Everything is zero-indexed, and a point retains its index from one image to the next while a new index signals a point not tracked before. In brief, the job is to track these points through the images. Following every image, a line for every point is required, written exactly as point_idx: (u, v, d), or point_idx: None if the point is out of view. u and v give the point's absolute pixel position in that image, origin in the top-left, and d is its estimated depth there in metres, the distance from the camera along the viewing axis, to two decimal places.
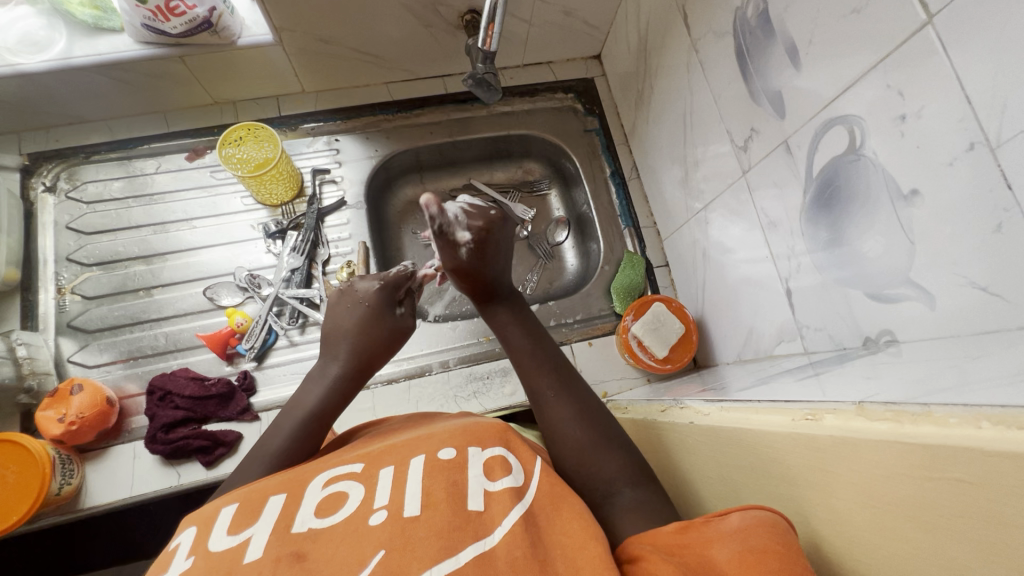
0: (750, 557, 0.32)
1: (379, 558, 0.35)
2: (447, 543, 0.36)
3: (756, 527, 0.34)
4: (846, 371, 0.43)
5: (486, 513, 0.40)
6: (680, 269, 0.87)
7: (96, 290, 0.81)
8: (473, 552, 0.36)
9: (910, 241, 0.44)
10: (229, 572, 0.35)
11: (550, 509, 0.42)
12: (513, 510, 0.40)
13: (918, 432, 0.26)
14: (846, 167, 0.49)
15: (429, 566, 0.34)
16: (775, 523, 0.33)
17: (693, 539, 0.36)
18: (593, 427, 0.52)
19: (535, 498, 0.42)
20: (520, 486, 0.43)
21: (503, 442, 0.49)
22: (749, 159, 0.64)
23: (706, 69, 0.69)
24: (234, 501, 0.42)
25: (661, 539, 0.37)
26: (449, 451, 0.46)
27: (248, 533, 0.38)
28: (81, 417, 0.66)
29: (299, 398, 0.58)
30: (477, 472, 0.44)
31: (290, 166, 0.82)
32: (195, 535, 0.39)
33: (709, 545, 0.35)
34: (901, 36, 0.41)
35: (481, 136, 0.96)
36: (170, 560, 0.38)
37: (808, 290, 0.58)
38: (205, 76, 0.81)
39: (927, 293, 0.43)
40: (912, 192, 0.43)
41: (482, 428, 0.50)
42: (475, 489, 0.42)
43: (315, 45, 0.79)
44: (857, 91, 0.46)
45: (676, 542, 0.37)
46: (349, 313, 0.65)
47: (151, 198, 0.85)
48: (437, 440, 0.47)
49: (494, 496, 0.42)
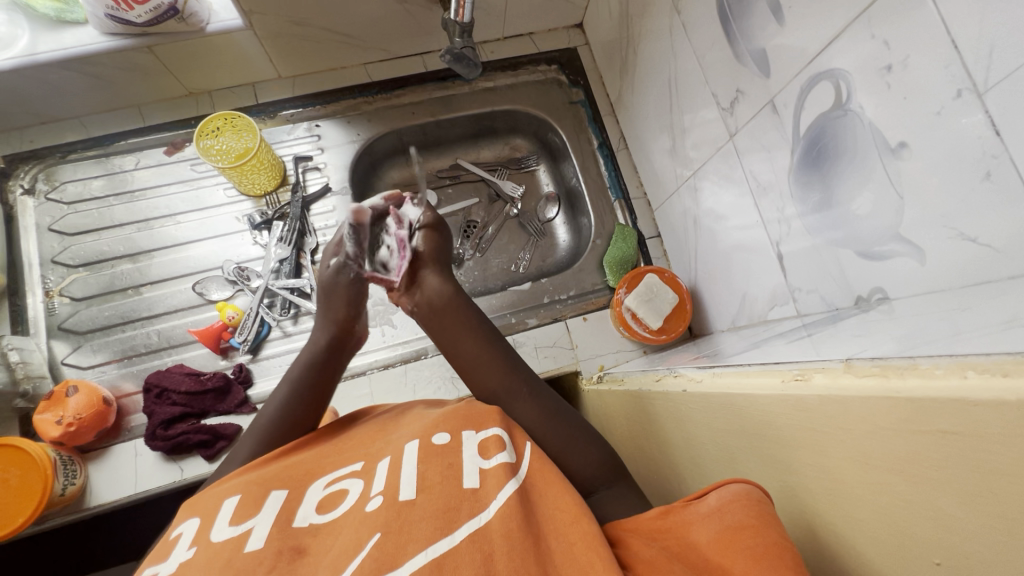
0: (727, 537, 0.34)
1: (375, 541, 0.35)
2: (441, 522, 0.37)
3: (731, 503, 0.35)
4: (839, 330, 0.42)
5: (481, 489, 0.40)
6: (673, 239, 0.86)
7: (84, 291, 0.80)
8: (467, 529, 0.36)
9: (899, 196, 0.43)
10: (230, 561, 0.35)
11: (541, 485, 0.42)
12: (507, 485, 0.41)
13: (905, 385, 0.25)
14: (832, 125, 0.48)
15: (425, 545, 0.35)
16: (750, 497, 0.35)
17: (674, 523, 0.39)
18: (564, 423, 0.55)
19: (529, 476, 0.43)
20: (514, 462, 0.44)
21: (503, 425, 0.49)
22: (736, 122, 0.62)
23: (689, 32, 0.67)
24: (234, 493, 0.42)
25: (644, 524, 0.40)
26: (443, 436, 0.46)
27: (249, 525, 0.38)
28: (78, 418, 0.66)
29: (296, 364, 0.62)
30: (472, 453, 0.44)
31: (272, 155, 0.80)
32: (198, 526, 0.39)
33: (689, 527, 0.37)
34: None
35: (465, 115, 0.94)
36: (174, 549, 0.38)
37: (799, 253, 0.57)
38: (176, 66, 0.78)
39: (916, 248, 0.42)
40: (900, 144, 0.42)
41: (477, 412, 0.51)
42: (470, 468, 0.43)
43: (287, 27, 0.77)
44: (842, 44, 0.45)
45: (657, 526, 0.39)
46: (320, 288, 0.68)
47: (132, 195, 0.83)
48: (430, 426, 0.48)
49: (490, 471, 0.42)
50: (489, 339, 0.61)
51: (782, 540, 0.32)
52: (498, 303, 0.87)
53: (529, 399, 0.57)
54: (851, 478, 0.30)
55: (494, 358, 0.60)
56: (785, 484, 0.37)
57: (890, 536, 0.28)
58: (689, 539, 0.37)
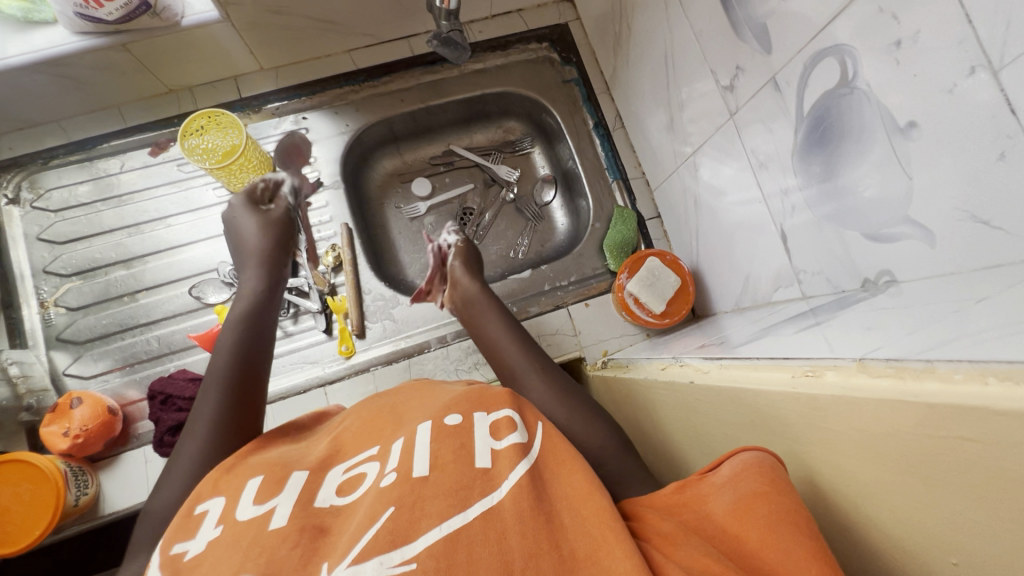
0: (743, 506, 0.35)
1: (389, 514, 0.36)
2: (455, 500, 0.37)
3: (743, 472, 0.36)
4: (850, 316, 0.42)
5: (493, 469, 0.41)
6: (673, 219, 0.84)
7: (79, 300, 0.78)
8: (479, 508, 0.37)
9: (908, 177, 0.42)
10: (255, 537, 0.36)
11: (553, 465, 0.43)
12: (519, 465, 0.41)
13: (923, 390, 0.25)
14: (838, 103, 0.46)
15: (439, 520, 0.36)
16: (763, 465, 0.36)
17: (691, 497, 0.39)
18: (569, 401, 0.57)
19: (540, 454, 0.44)
20: (525, 443, 0.44)
21: (514, 405, 0.50)
22: (736, 100, 0.60)
23: (686, 6, 0.65)
24: (258, 474, 0.43)
25: (661, 500, 0.40)
26: (455, 417, 0.47)
27: (272, 504, 0.40)
28: (85, 429, 0.67)
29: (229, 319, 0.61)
30: (483, 434, 0.45)
31: (260, 152, 0.79)
32: (223, 503, 0.41)
33: (707, 499, 0.38)
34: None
35: (456, 99, 0.91)
36: (199, 524, 0.39)
37: (803, 233, 0.56)
38: (153, 63, 0.75)
39: (926, 230, 0.41)
40: (909, 124, 0.40)
41: (489, 395, 0.51)
42: (482, 449, 0.43)
43: (265, 17, 0.74)
44: (849, 17, 0.43)
45: (675, 501, 0.40)
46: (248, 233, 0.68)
47: (120, 200, 0.81)
48: (444, 407, 0.48)
49: (501, 453, 0.43)
50: (516, 332, 0.66)
51: (796, 507, 0.33)
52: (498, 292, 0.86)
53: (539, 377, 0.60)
54: (864, 474, 0.30)
55: (514, 345, 0.64)
56: (800, 476, 0.37)
57: (904, 525, 0.28)
58: (706, 511, 0.37)
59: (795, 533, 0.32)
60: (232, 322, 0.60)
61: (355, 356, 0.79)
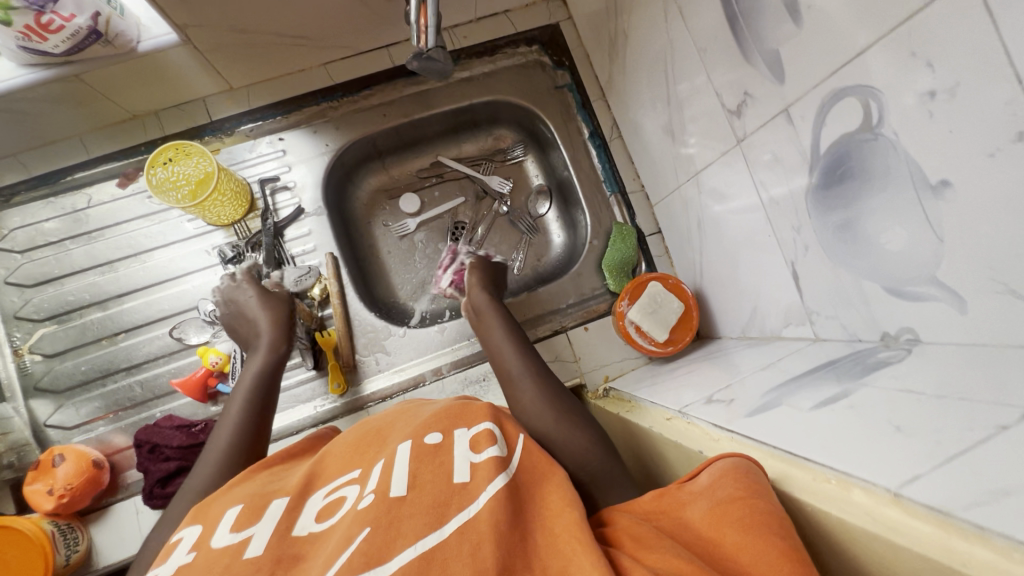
0: (719, 511, 0.36)
1: (364, 535, 0.37)
2: (431, 518, 0.39)
3: (719, 479, 0.38)
4: (875, 390, 0.38)
5: (471, 484, 0.42)
6: (675, 236, 0.80)
7: (55, 347, 0.74)
8: (455, 524, 0.38)
9: (938, 238, 0.38)
10: (230, 564, 0.37)
11: (531, 482, 0.44)
12: (496, 479, 0.42)
13: (974, 561, 0.24)
14: (859, 149, 0.42)
15: (414, 540, 0.37)
16: (739, 469, 0.37)
17: (669, 504, 0.41)
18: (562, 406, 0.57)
19: (517, 470, 0.45)
20: (504, 458, 0.45)
21: (492, 417, 0.51)
22: (744, 127, 0.55)
23: (688, 20, 0.60)
24: (238, 503, 0.44)
25: (640, 506, 0.42)
26: (435, 436, 0.47)
27: (250, 532, 0.40)
28: (70, 488, 0.64)
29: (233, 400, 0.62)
30: (463, 450, 0.46)
31: (233, 182, 0.74)
32: (199, 532, 0.41)
33: (684, 507, 0.40)
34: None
35: (442, 111, 0.86)
36: (174, 551, 0.40)
37: (816, 275, 0.52)
38: (112, 91, 0.70)
39: (956, 296, 0.38)
40: (941, 183, 0.36)
41: (469, 409, 0.52)
42: (461, 464, 0.44)
43: (228, 37, 0.68)
44: (873, 58, 0.38)
45: (653, 508, 0.41)
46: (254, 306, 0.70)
47: (90, 237, 0.76)
48: (423, 425, 0.49)
49: (480, 467, 0.44)
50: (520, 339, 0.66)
51: (770, 507, 0.34)
52: None
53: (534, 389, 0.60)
54: None
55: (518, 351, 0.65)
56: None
57: None
58: (683, 519, 0.39)
59: (769, 535, 0.32)
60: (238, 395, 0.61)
61: (348, 393, 0.76)
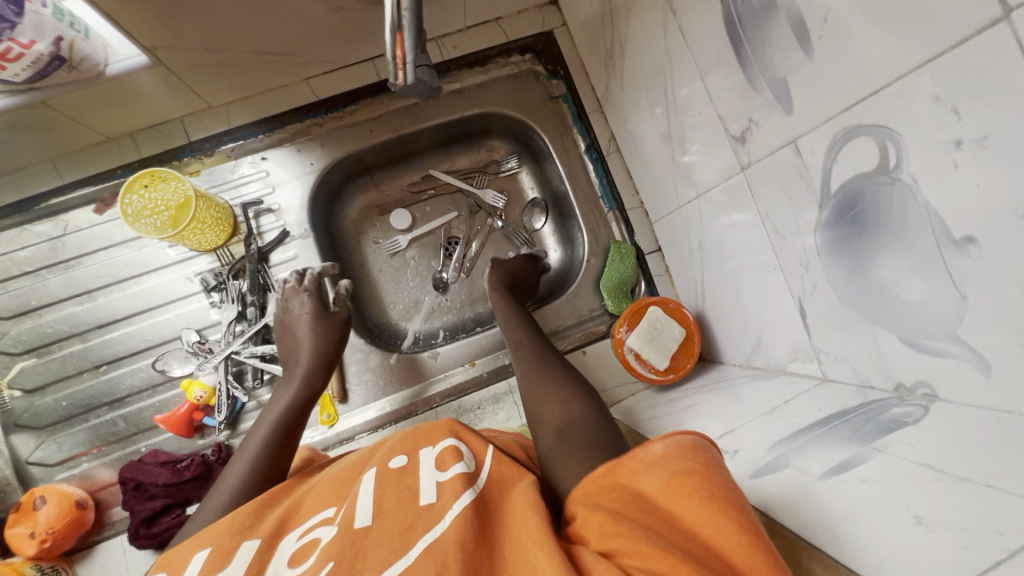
0: (676, 483, 0.37)
1: (328, 569, 0.37)
2: (397, 545, 0.39)
3: (675, 453, 0.39)
4: (890, 460, 0.35)
5: (437, 504, 0.42)
6: (675, 256, 0.77)
7: (34, 382, 0.72)
8: (422, 546, 0.38)
9: (960, 295, 0.35)
10: None
11: (497, 493, 0.45)
12: (462, 496, 0.42)
13: None
14: (874, 192, 0.39)
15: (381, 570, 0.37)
16: (692, 448, 0.39)
17: (620, 475, 0.40)
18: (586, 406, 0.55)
19: (486, 485, 0.45)
20: (470, 473, 0.46)
21: (453, 433, 0.51)
22: (748, 154, 0.52)
23: (688, 38, 0.56)
24: (205, 547, 0.43)
25: (592, 486, 0.41)
26: (399, 459, 0.48)
27: None
28: (51, 533, 0.62)
29: (265, 417, 0.60)
30: (429, 468, 0.46)
31: (213, 209, 0.70)
32: None
33: (636, 478, 0.39)
34: (975, 23, 0.29)
35: (432, 124, 0.83)
36: None
37: (825, 314, 0.49)
38: (83, 115, 0.66)
39: (980, 357, 0.35)
40: (965, 238, 0.33)
41: (432, 428, 0.52)
42: (427, 484, 0.44)
43: (204, 56, 0.65)
44: (890, 98, 0.35)
45: (604, 483, 0.40)
46: (301, 324, 0.68)
47: (67, 265, 0.74)
48: (387, 451, 0.50)
49: (446, 484, 0.44)
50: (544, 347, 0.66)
51: (724, 485, 0.36)
52: (487, 342, 0.79)
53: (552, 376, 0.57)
54: None
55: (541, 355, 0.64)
56: None
57: None
58: (638, 490, 0.38)
59: (723, 513, 0.34)
60: (269, 418, 0.59)
61: (339, 423, 0.74)
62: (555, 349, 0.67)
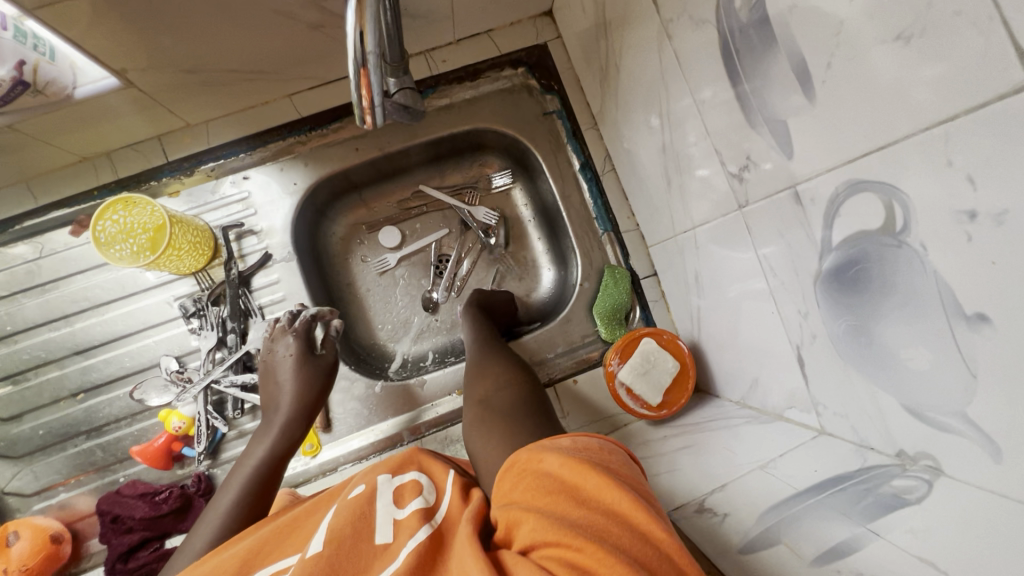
0: (577, 462, 0.38)
1: None
2: None
3: (582, 446, 0.40)
4: (888, 549, 0.35)
5: (393, 544, 0.40)
6: (671, 282, 0.74)
7: (10, 410, 0.71)
8: None
9: (970, 373, 0.32)
10: None
11: (456, 521, 0.43)
12: (419, 532, 0.40)
13: None
14: (879, 254, 0.35)
15: None
16: (600, 449, 0.41)
17: (523, 460, 0.41)
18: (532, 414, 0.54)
19: (446, 517, 0.43)
20: (429, 508, 0.44)
21: (419, 468, 0.50)
22: (745, 193, 0.49)
23: (684, 65, 0.53)
24: None
25: (505, 485, 0.41)
26: (358, 488, 0.46)
27: None
28: (25, 569, 0.61)
29: (239, 469, 0.57)
30: (387, 502, 0.44)
31: (189, 235, 0.68)
32: None
33: (540, 459, 0.40)
34: (994, 88, 0.26)
35: (420, 142, 0.80)
36: None
37: (823, 367, 0.45)
38: (54, 137, 0.64)
39: (991, 440, 0.32)
40: (978, 315, 0.30)
41: (395, 458, 0.51)
42: (385, 519, 0.42)
43: (180, 78, 0.62)
44: (897, 156, 0.32)
45: (513, 475, 0.41)
46: (283, 370, 0.66)
47: (44, 290, 0.72)
48: (350, 484, 0.48)
49: (404, 522, 0.42)
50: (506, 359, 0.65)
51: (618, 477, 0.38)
52: None
53: (533, 420, 0.53)
54: None
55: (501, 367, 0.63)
56: None
57: None
58: (542, 471, 0.39)
59: (620, 492, 0.36)
60: (243, 470, 0.56)
61: (322, 453, 0.72)
62: (518, 359, 0.66)
